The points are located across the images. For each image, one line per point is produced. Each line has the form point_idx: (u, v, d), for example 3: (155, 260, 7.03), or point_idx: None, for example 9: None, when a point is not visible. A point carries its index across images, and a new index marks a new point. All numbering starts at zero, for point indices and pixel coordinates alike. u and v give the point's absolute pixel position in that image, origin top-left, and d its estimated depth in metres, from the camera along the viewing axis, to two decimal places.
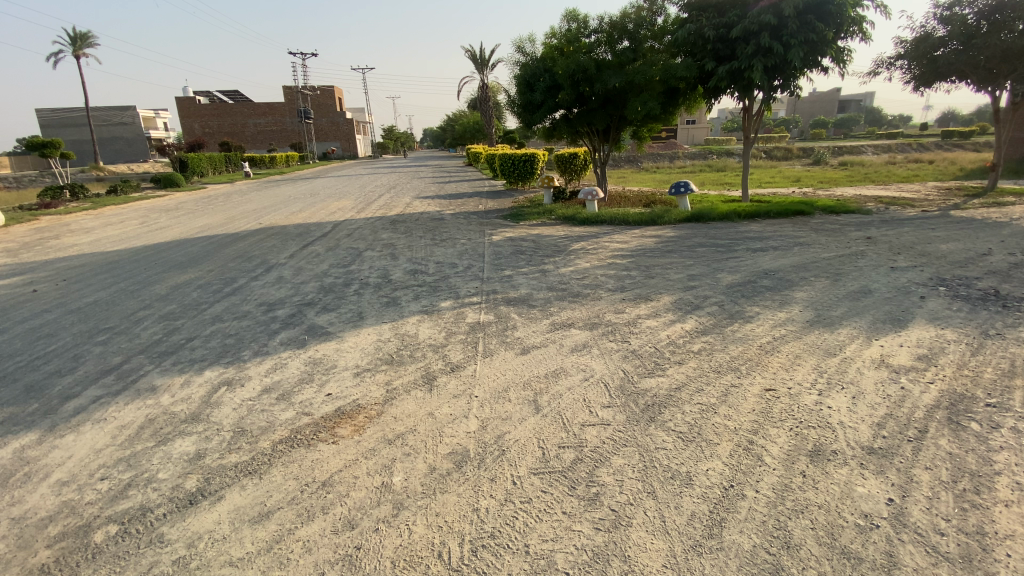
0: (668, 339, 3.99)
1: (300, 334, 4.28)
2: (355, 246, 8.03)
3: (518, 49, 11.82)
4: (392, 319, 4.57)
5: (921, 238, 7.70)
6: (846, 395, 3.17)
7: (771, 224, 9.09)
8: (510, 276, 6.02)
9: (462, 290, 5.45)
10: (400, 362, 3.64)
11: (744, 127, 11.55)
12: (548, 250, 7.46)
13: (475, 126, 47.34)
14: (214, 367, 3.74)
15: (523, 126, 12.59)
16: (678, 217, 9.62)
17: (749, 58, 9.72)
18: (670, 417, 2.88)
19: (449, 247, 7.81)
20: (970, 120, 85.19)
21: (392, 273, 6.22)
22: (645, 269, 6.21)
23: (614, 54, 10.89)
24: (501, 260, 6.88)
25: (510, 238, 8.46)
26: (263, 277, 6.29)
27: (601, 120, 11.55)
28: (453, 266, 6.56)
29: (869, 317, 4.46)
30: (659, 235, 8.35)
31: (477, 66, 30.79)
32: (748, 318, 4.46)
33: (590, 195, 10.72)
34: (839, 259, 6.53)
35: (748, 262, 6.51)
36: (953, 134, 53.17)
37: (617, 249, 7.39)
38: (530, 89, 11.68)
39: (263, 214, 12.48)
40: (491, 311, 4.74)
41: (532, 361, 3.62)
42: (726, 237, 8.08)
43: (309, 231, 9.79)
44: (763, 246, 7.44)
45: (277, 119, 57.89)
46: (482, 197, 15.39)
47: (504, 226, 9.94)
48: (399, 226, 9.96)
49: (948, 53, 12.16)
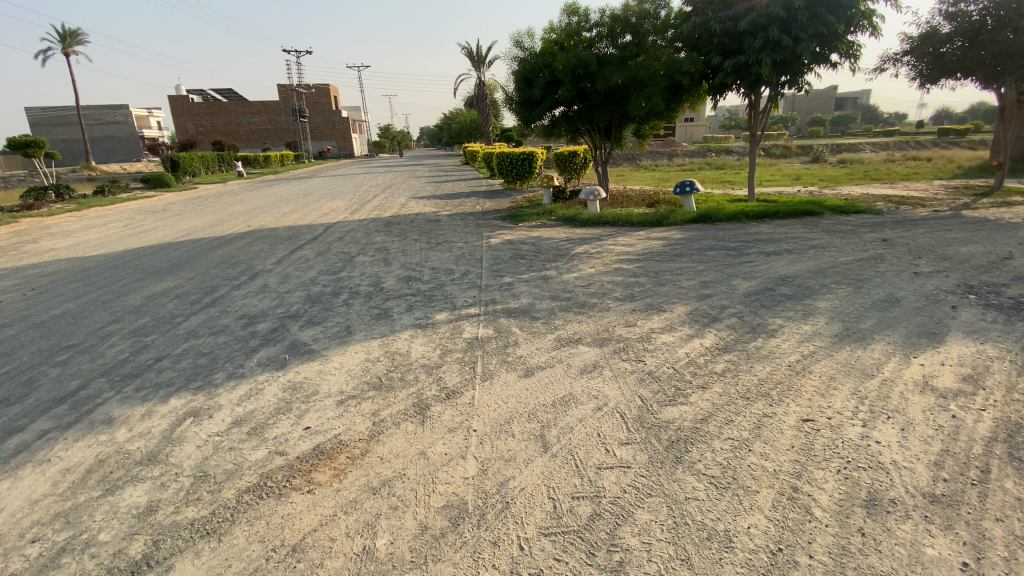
0: (687, 358, 3.61)
1: (280, 353, 3.89)
2: (346, 250, 7.63)
3: (516, 43, 11.44)
4: (382, 334, 4.18)
5: (940, 240, 7.32)
6: (894, 426, 2.79)
7: (781, 225, 8.73)
8: (511, 284, 5.63)
9: (459, 300, 5.06)
10: (390, 387, 3.24)
11: (750, 125, 11.16)
12: (550, 254, 7.08)
13: (472, 124, 46.89)
14: (181, 394, 3.36)
15: (522, 124, 12.20)
16: (684, 218, 9.24)
17: (756, 52, 9.34)
18: (698, 458, 2.52)
19: (445, 252, 7.41)
20: (967, 117, 85.10)
21: (384, 281, 5.82)
22: (653, 275, 5.83)
23: (616, 49, 10.51)
24: (500, 266, 6.49)
25: (509, 241, 8.08)
26: (246, 286, 5.89)
27: (602, 117, 11.18)
28: (449, 273, 6.17)
29: (902, 330, 4.08)
30: (665, 238, 7.98)
31: (474, 64, 30.40)
32: (771, 332, 4.09)
33: (591, 196, 10.34)
34: (858, 263, 6.15)
35: (762, 267, 6.13)
36: (952, 130, 52.92)
37: (623, 253, 7.02)
38: (529, 85, 11.29)
39: (253, 216, 12.09)
40: (490, 324, 4.35)
41: (538, 386, 3.24)
42: (736, 240, 7.71)
43: (299, 235, 9.40)
44: (776, 248, 7.07)
45: (272, 118, 57.30)
46: (480, 197, 14.99)
47: (503, 227, 9.55)
48: (393, 229, 9.55)
49: (955, 49, 11.77)
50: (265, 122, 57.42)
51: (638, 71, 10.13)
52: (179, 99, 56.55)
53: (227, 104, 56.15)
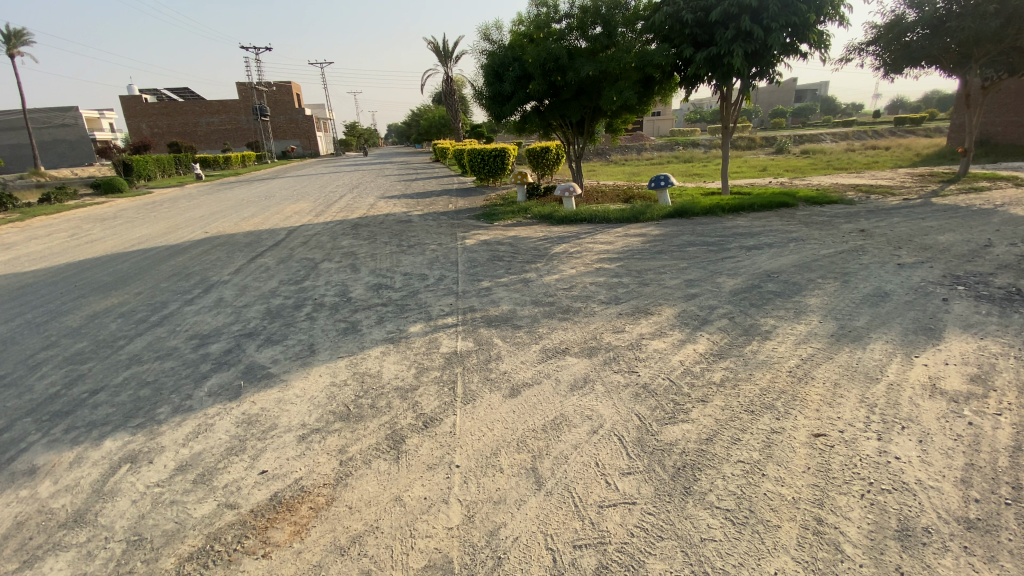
0: (682, 367, 3.36)
1: (233, 379, 3.47)
2: (311, 257, 7.16)
3: (484, 36, 11.06)
4: (349, 352, 3.81)
5: (917, 229, 7.33)
6: (911, 438, 2.59)
7: (758, 217, 8.65)
8: (489, 289, 5.32)
9: (435, 309, 4.71)
10: (358, 417, 2.89)
11: (722, 117, 11.07)
12: (527, 255, 6.78)
13: (441, 121, 46.21)
14: (117, 435, 2.93)
15: (492, 119, 11.83)
16: (661, 213, 9.07)
17: (728, 43, 9.22)
18: (709, 487, 2.25)
19: (417, 255, 7.03)
20: (917, 107, 88.65)
21: (352, 290, 5.42)
22: (637, 275, 5.59)
23: (587, 41, 10.24)
24: (476, 269, 6.16)
25: (485, 241, 7.76)
26: (200, 300, 5.40)
27: (574, 112, 10.92)
28: (422, 278, 5.81)
29: (898, 327, 3.94)
30: (645, 234, 7.77)
31: (441, 59, 29.83)
32: (766, 334, 3.88)
33: (567, 192, 10.10)
34: (840, 255, 6.06)
35: (746, 262, 5.97)
36: (907, 120, 54.96)
37: (603, 252, 6.77)
38: (499, 79, 10.94)
39: (211, 221, 11.40)
40: (469, 335, 4.03)
41: (524, 406, 2.93)
42: (716, 234, 7.56)
43: (260, 241, 8.83)
44: (756, 242, 6.95)
45: (232, 117, 55.27)
46: (452, 196, 14.56)
47: (477, 227, 9.21)
48: (361, 232, 9.08)
49: (918, 38, 11.97)
50: (225, 122, 55.34)
51: (609, 64, 9.89)
52: (131, 99, 53.96)
53: (183, 104, 53.86)
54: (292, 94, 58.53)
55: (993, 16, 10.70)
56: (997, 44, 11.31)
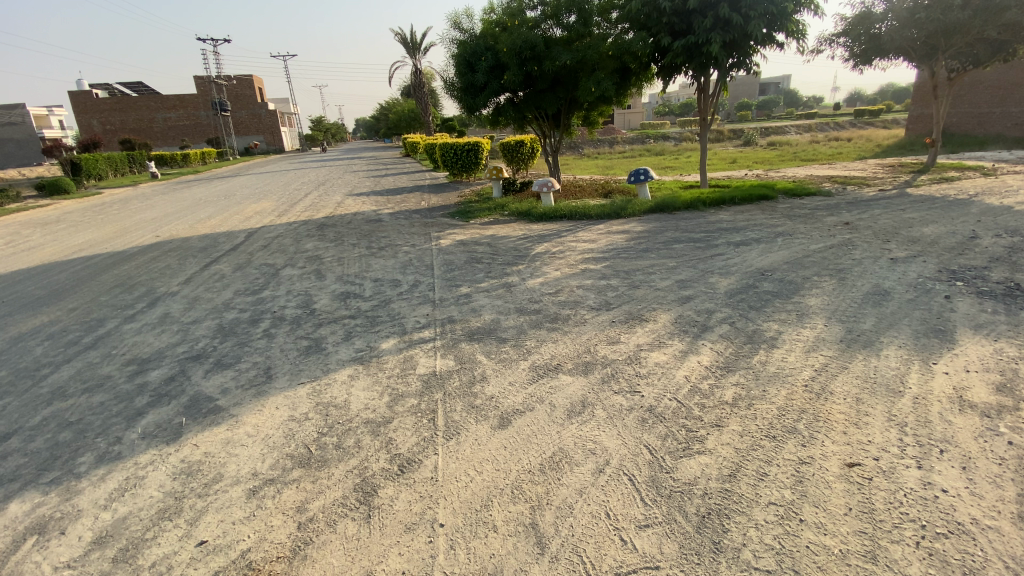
0: (689, 384, 3.02)
1: (174, 417, 2.97)
2: (272, 262, 6.59)
3: (454, 24, 10.54)
4: (312, 377, 3.34)
5: (900, 221, 7.23)
6: (953, 465, 2.32)
7: (741, 211, 8.46)
8: (468, 295, 4.90)
9: (409, 321, 4.27)
10: (321, 462, 2.44)
11: (700, 109, 10.87)
12: (507, 256, 6.37)
13: (410, 115, 45.23)
14: (26, 495, 2.42)
15: (465, 112, 11.34)
16: (642, 208, 8.79)
17: (707, 32, 8.97)
18: (741, 540, 1.92)
19: (388, 259, 6.54)
20: (874, 99, 91.74)
21: (316, 300, 4.92)
22: (625, 276, 5.25)
23: (562, 29, 9.86)
24: (453, 273, 5.72)
25: (461, 241, 7.32)
26: (143, 317, 4.81)
27: (550, 104, 10.53)
28: (394, 285, 5.34)
29: (908, 330, 3.71)
30: (628, 231, 7.46)
31: (409, 51, 29.02)
32: (771, 342, 3.58)
33: (544, 187, 9.74)
34: (830, 250, 5.87)
35: (736, 260, 5.71)
36: (866, 112, 56.64)
37: (586, 251, 6.41)
38: (471, 70, 10.44)
39: (164, 224, 10.61)
40: (448, 351, 3.61)
41: (516, 440, 2.53)
42: (700, 229, 7.31)
43: (216, 245, 8.18)
44: (743, 237, 6.72)
45: (189, 113, 52.88)
46: (424, 192, 14.03)
47: (452, 226, 8.75)
48: (327, 233, 8.50)
49: (888, 30, 12.02)
50: (182, 118, 52.90)
51: (586, 53, 9.53)
52: (79, 95, 51.03)
53: (136, 99, 51.21)
54: (254, 88, 56.35)
55: (961, 7, 10.77)
56: (964, 36, 11.42)
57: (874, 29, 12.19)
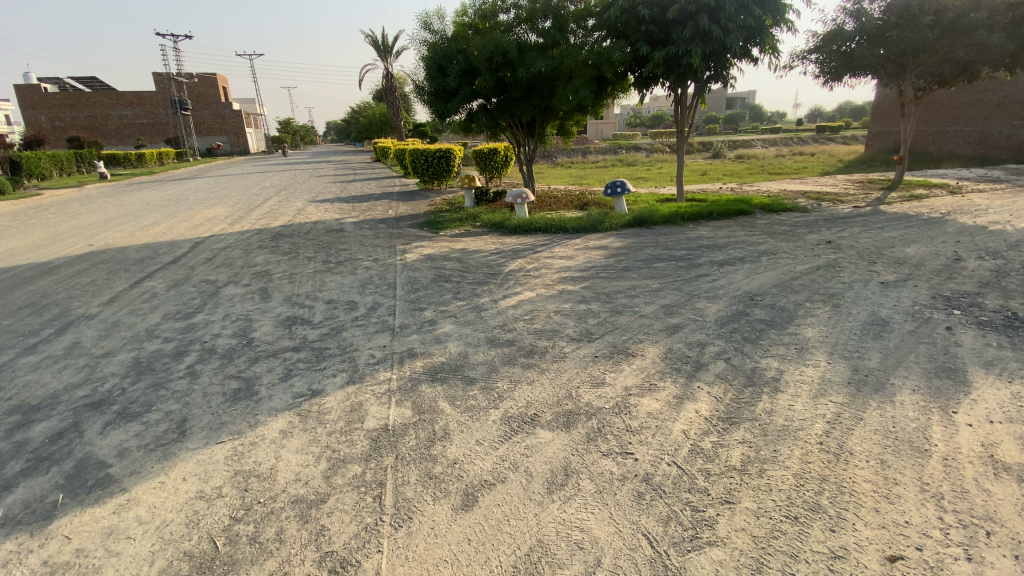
0: (688, 443, 2.57)
1: (49, 492, 2.37)
2: (214, 280, 5.93)
3: (424, 25, 10.03)
4: (235, 434, 2.76)
5: (882, 241, 7.04)
6: (1010, 555, 1.91)
7: (720, 226, 8.19)
8: (432, 321, 4.37)
9: (362, 355, 3.71)
10: (228, 568, 1.89)
11: (677, 121, 10.60)
12: (478, 274, 5.86)
13: (381, 119, 44.30)
14: None
15: (435, 118, 10.82)
16: (619, 222, 8.43)
17: (686, 43, 8.69)
18: None
19: (346, 275, 5.95)
20: (835, 115, 95.37)
21: (258, 328, 4.32)
22: (607, 299, 4.80)
23: (537, 35, 9.47)
24: (417, 293, 5.18)
25: (428, 256, 6.78)
26: (47, 347, 4.11)
27: (524, 112, 10.12)
28: (350, 308, 4.77)
29: (916, 369, 3.36)
30: (606, 246, 7.05)
31: (380, 54, 28.30)
32: (773, 384, 3.18)
33: (518, 199, 9.31)
34: (818, 272, 5.59)
35: (722, 281, 5.35)
36: (827, 128, 58.61)
37: (563, 270, 5.96)
38: (442, 73, 9.95)
39: (102, 230, 9.73)
40: (404, 397, 3.06)
41: (483, 529, 2.02)
42: (682, 246, 6.95)
43: (155, 257, 7.41)
44: (726, 255, 6.39)
45: (147, 110, 50.56)
46: (392, 200, 13.41)
47: (420, 238, 8.18)
48: (282, 244, 7.83)
49: (857, 47, 12.03)
50: (139, 116, 50.53)
51: (562, 60, 9.15)
52: (26, 89, 48.21)
53: (89, 95, 48.68)
54: (217, 87, 54.37)
55: (930, 27, 10.88)
56: (932, 55, 11.55)
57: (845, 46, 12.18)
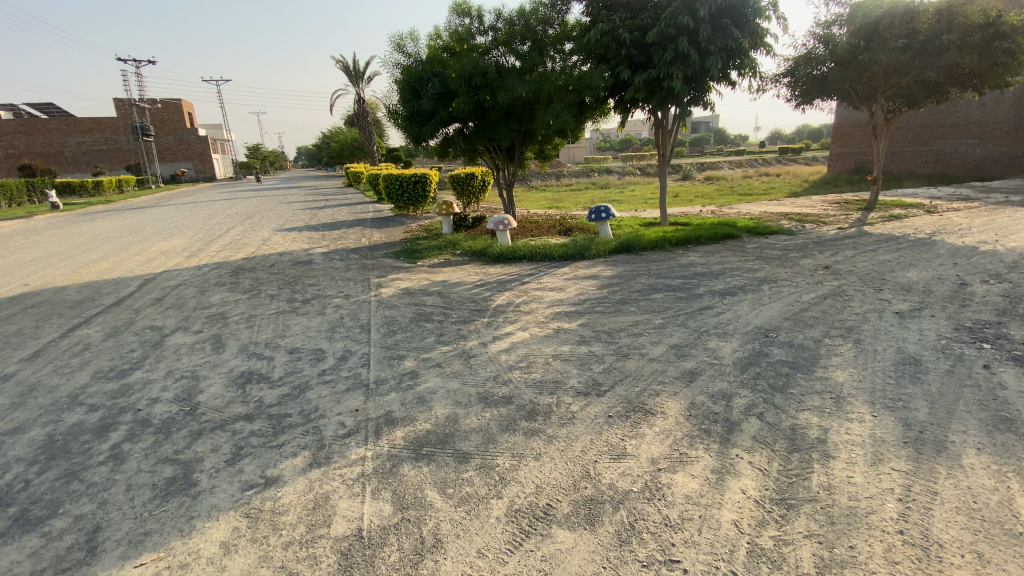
0: (745, 541, 2.07)
1: None
2: (161, 326, 5.21)
3: (397, 47, 9.63)
4: (160, 552, 2.14)
5: (879, 264, 6.79)
6: None
7: (711, 250, 7.88)
8: (413, 373, 3.78)
9: (331, 423, 3.10)
10: None
11: (659, 143, 10.29)
12: (462, 311, 5.29)
13: (353, 143, 43.72)
14: None
15: (410, 142, 10.35)
16: (607, 248, 7.98)
17: (668, 66, 8.38)
18: None
19: (313, 317, 5.30)
20: (794, 137, 99.37)
21: (206, 388, 3.67)
22: (608, 339, 4.29)
23: (515, 58, 9.14)
24: (394, 337, 4.59)
25: (405, 291, 6.20)
26: None
27: (504, 136, 9.76)
28: (317, 358, 4.16)
29: (972, 422, 2.95)
30: (596, 275, 6.61)
31: (352, 79, 27.89)
32: (821, 449, 2.71)
33: (500, 225, 8.83)
34: (826, 300, 5.25)
35: (729, 313, 4.94)
36: (788, 150, 60.67)
37: (555, 304, 5.44)
38: (416, 96, 9.53)
39: (42, 266, 8.82)
40: (383, 486, 2.47)
41: None
42: (676, 273, 6.57)
43: (97, 298, 6.62)
44: (726, 283, 6.02)
45: (107, 137, 48.81)
46: (365, 227, 12.78)
47: (396, 269, 7.61)
48: (242, 281, 7.13)
49: (830, 70, 12.26)
50: (98, 142, 48.66)
51: (542, 85, 8.80)
52: None
53: (45, 121, 46.71)
54: (182, 112, 53.03)
55: (901, 50, 11.05)
56: (903, 78, 11.71)
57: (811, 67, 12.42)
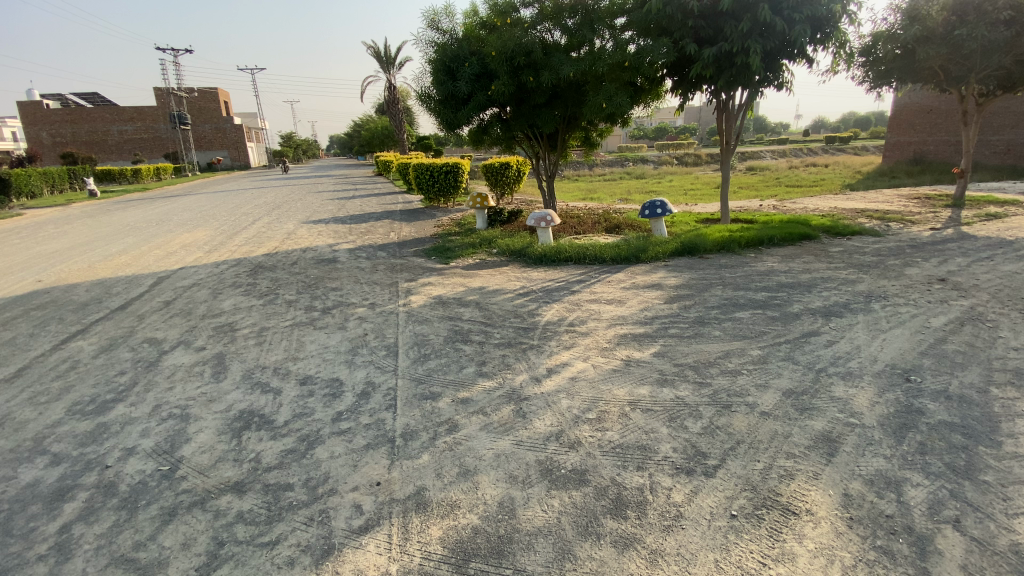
0: None
1: None
2: (162, 339, 4.53)
3: (431, 23, 8.75)
4: None
5: (1007, 277, 5.57)
6: None
7: (788, 254, 6.80)
8: (451, 422, 2.93)
9: (345, 506, 2.28)
10: None
11: (722, 130, 9.10)
12: (506, 330, 4.40)
13: (383, 132, 43.29)
14: None
15: (443, 128, 9.50)
16: (666, 250, 6.94)
17: (742, 39, 7.22)
18: None
19: (332, 333, 4.53)
20: (841, 126, 94.38)
21: (194, 436, 2.92)
22: (698, 378, 3.36)
23: (561, 33, 8.07)
24: (427, 364, 3.77)
25: (439, 300, 5.38)
26: None
27: (547, 121, 8.77)
28: (332, 393, 3.36)
29: None
30: (660, 284, 5.66)
31: (383, 65, 27.23)
32: None
33: (542, 221, 7.88)
34: (965, 327, 4.16)
35: (843, 343, 3.93)
36: (835, 137, 57.26)
37: (617, 322, 4.50)
38: (451, 78, 8.66)
39: (59, 260, 8.37)
40: None
41: None
42: (756, 283, 5.54)
43: (104, 299, 6.04)
44: (824, 298, 4.96)
45: (147, 125, 49.77)
46: (394, 220, 12.03)
47: (428, 271, 6.81)
48: (260, 282, 6.46)
49: (915, 49, 10.77)
50: (139, 130, 49.67)
51: (593, 63, 7.74)
52: (26, 104, 47.27)
53: (89, 110, 47.89)
54: (218, 101, 53.68)
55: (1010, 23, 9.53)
56: (1007, 54, 10.17)
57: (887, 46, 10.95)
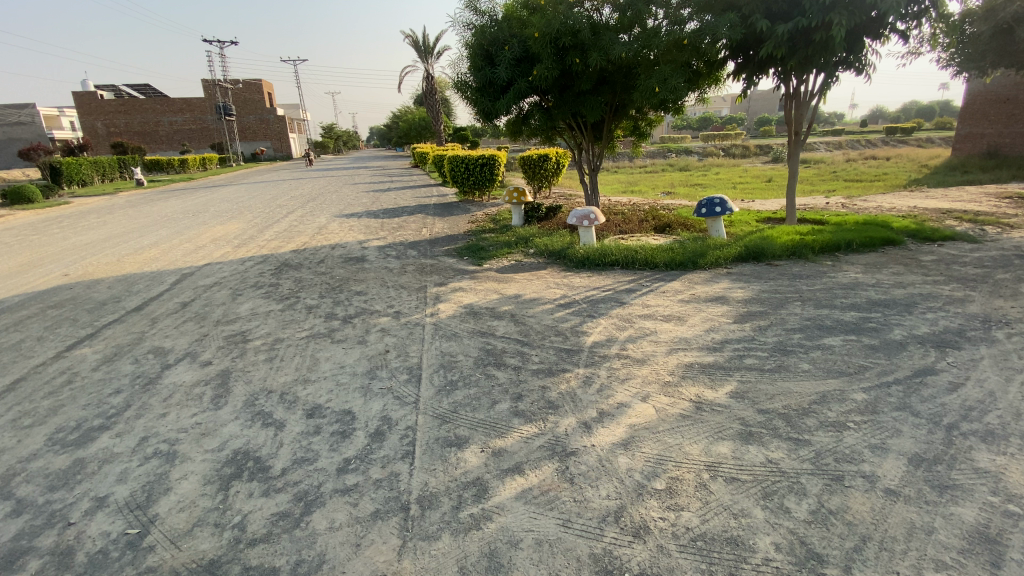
0: None
1: None
2: (169, 349, 4.15)
3: (468, 4, 8.12)
4: None
5: None
6: None
7: (871, 262, 5.90)
8: (479, 484, 2.34)
9: None
10: None
11: (789, 120, 8.14)
12: (546, 352, 3.78)
13: (420, 122, 43.17)
14: None
15: (479, 118, 8.90)
16: (727, 256, 6.16)
17: (824, 12, 6.27)
18: None
19: (350, 348, 4.02)
20: (902, 116, 88.56)
21: (175, 485, 2.45)
22: (793, 435, 2.65)
23: (611, 10, 7.28)
24: (455, 395, 3.20)
25: (471, 310, 4.82)
26: None
27: (593, 109, 8.03)
28: (342, 432, 2.83)
29: None
30: (724, 297, 4.91)
31: (421, 55, 26.80)
32: None
33: (585, 219, 7.17)
34: None
35: (973, 387, 3.12)
36: (894, 128, 53.41)
37: (678, 346, 3.81)
38: (490, 63, 8.03)
39: (91, 252, 8.28)
40: None
41: None
42: (841, 299, 4.72)
43: (123, 297, 5.77)
44: (931, 323, 4.11)
45: (196, 117, 51.34)
46: (427, 215, 11.55)
47: (460, 274, 6.27)
48: (283, 282, 6.07)
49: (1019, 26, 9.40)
50: (188, 121, 51.32)
51: (648, 42, 6.92)
52: (83, 95, 49.38)
53: (142, 102, 49.75)
54: (262, 92, 54.82)
55: None
56: None
57: (975, 28, 9.73)
